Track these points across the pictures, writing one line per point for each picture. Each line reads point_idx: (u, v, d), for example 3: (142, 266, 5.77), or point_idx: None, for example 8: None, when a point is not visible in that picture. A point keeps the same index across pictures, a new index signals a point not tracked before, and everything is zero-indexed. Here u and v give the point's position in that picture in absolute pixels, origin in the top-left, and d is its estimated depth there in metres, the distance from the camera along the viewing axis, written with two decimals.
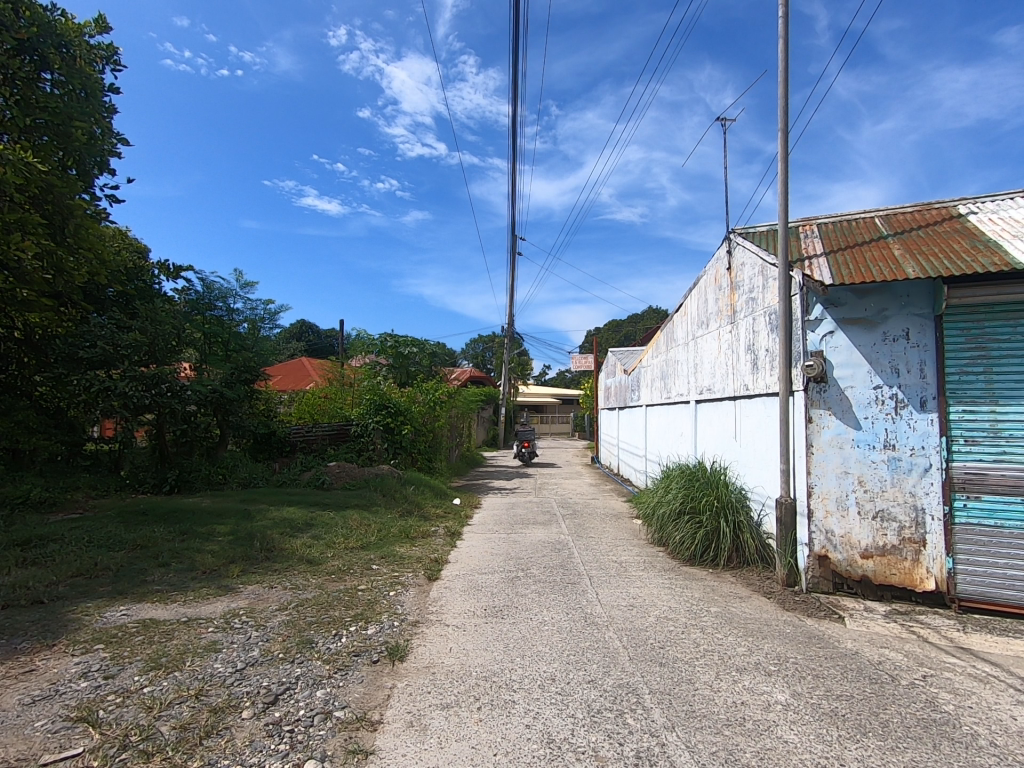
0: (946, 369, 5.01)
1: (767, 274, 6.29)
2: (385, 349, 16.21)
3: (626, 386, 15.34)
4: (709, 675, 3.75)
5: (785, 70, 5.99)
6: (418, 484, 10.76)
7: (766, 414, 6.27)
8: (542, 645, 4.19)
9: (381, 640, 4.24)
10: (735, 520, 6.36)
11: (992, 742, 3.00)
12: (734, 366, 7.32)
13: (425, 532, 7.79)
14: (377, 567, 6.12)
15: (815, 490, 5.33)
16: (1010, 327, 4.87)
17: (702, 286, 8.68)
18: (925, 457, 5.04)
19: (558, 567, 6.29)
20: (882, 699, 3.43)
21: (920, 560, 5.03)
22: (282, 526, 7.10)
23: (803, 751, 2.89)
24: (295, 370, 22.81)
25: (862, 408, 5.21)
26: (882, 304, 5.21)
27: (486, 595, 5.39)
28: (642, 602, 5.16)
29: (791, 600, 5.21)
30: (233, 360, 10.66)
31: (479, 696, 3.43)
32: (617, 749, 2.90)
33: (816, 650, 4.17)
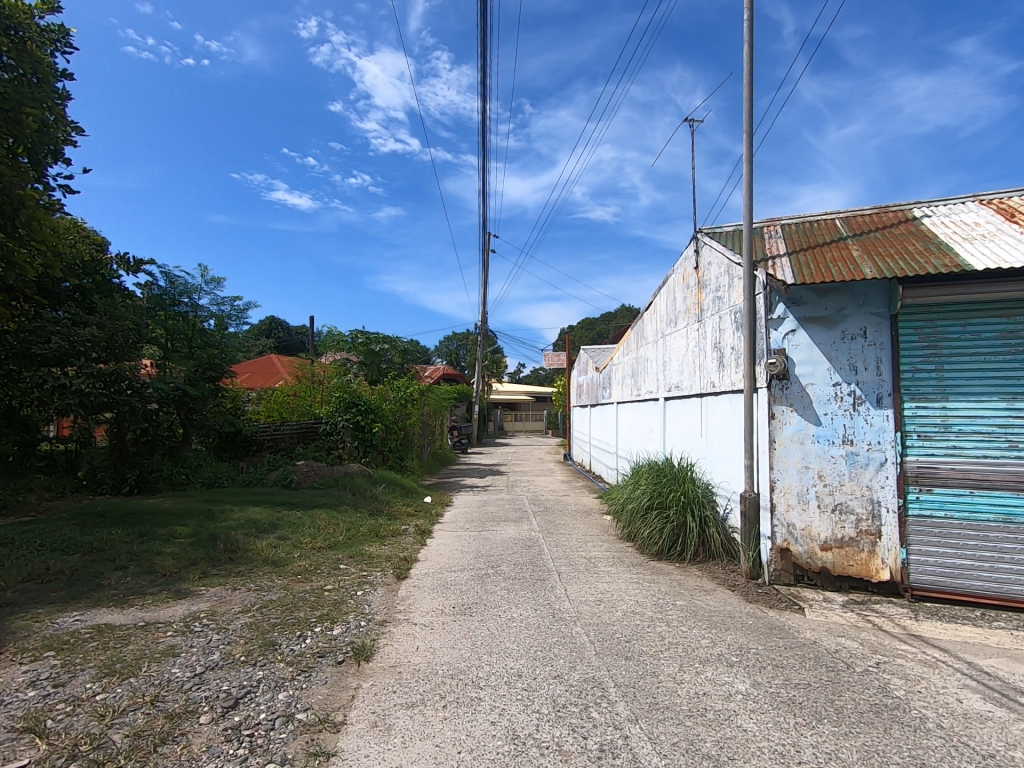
0: (901, 367, 5.18)
1: (733, 273, 6.41)
2: (356, 346, 15.99)
3: (597, 383, 15.45)
4: (673, 667, 3.81)
5: (749, 74, 6.11)
6: (388, 483, 10.65)
7: (732, 410, 6.39)
8: (510, 641, 4.20)
9: (346, 640, 4.19)
10: (702, 514, 6.48)
11: (939, 724, 3.12)
12: (701, 363, 7.44)
13: (395, 531, 7.72)
14: (345, 567, 6.04)
15: (778, 484, 5.47)
16: (961, 325, 5.05)
17: (671, 284, 8.79)
18: (882, 452, 5.21)
19: (528, 564, 6.31)
20: (837, 687, 3.54)
21: (877, 551, 5.20)
22: (246, 527, 6.95)
23: (761, 739, 2.97)
24: (263, 367, 22.35)
25: (821, 404, 5.36)
26: (842, 302, 5.36)
27: (455, 593, 5.35)
28: (609, 597, 5.22)
29: (754, 592, 5.34)
30: (197, 357, 10.39)
31: (445, 694, 3.42)
32: (581, 743, 2.92)
33: (776, 640, 4.28)
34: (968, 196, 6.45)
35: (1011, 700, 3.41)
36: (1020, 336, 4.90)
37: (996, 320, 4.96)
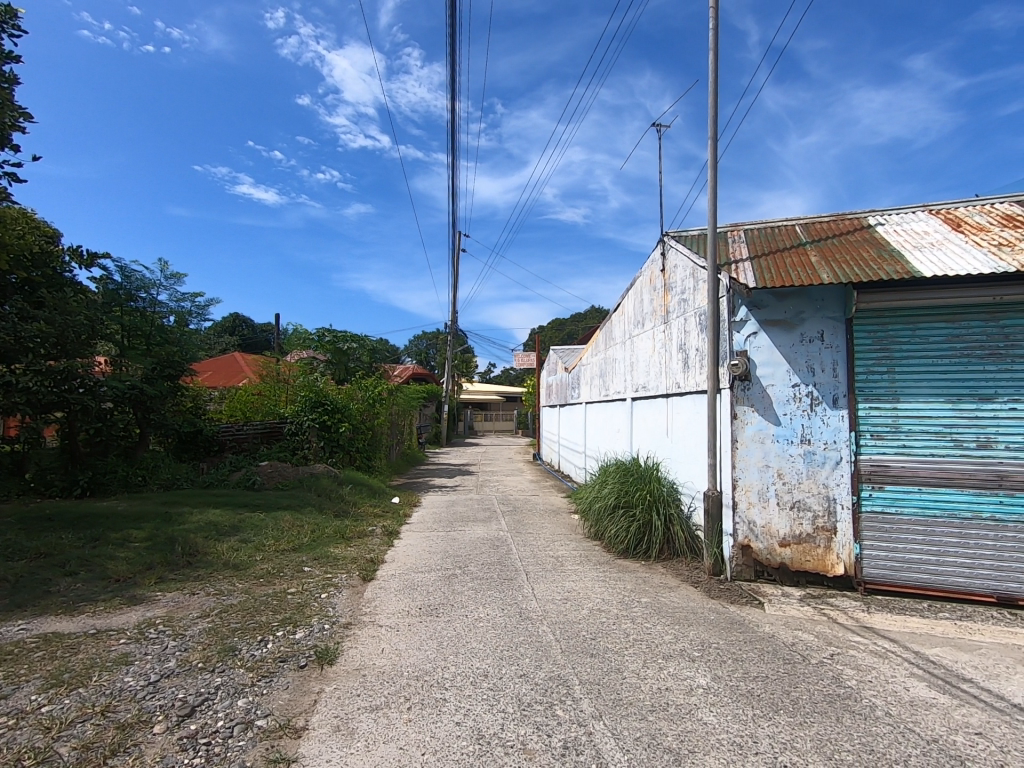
0: (856, 369, 5.38)
1: (698, 276, 6.55)
2: (323, 345, 15.74)
3: (567, 383, 15.56)
4: (637, 663, 3.87)
5: (714, 82, 6.25)
6: (355, 484, 10.50)
7: (696, 410, 6.53)
8: (476, 642, 4.20)
9: (309, 644, 4.11)
10: (667, 512, 6.59)
11: (887, 712, 3.26)
12: (667, 363, 7.58)
13: (361, 533, 7.62)
14: (310, 569, 5.94)
15: (739, 482, 5.61)
16: (910, 330, 5.27)
17: (638, 286, 8.92)
18: (837, 451, 5.40)
19: (495, 563, 6.31)
20: (793, 678, 3.66)
21: (832, 547, 5.38)
22: (206, 529, 6.75)
23: (720, 731, 3.05)
24: (226, 365, 21.77)
25: (781, 404, 5.52)
26: (800, 306, 5.53)
27: (421, 593, 5.33)
28: (576, 595, 5.27)
29: (716, 588, 5.46)
30: (155, 354, 9.99)
31: (410, 696, 3.39)
32: (545, 741, 2.94)
33: (737, 635, 4.39)
34: (919, 206, 6.75)
35: (954, 686, 3.58)
36: (964, 340, 5.14)
37: (943, 325, 5.19)
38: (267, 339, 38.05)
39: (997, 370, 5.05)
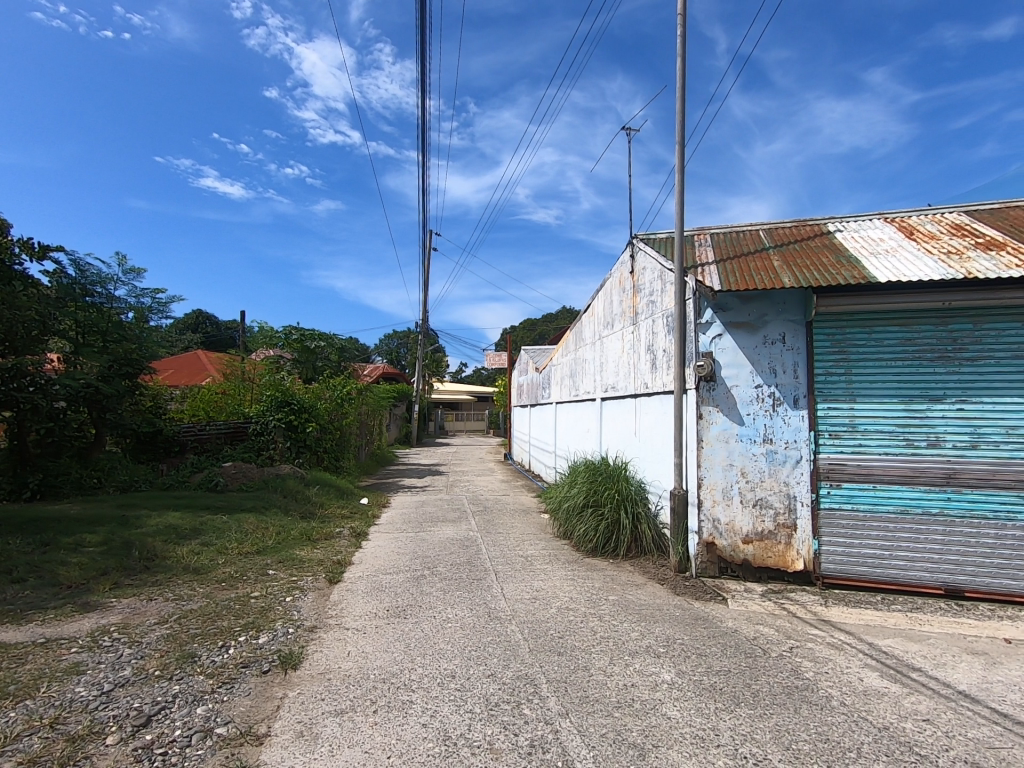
0: (815, 370, 5.56)
1: (665, 279, 6.65)
2: (290, 343, 15.42)
3: (538, 383, 15.63)
4: (603, 660, 3.91)
5: (682, 88, 6.37)
6: (322, 485, 10.32)
7: (663, 410, 6.63)
8: (444, 643, 4.18)
9: (272, 649, 4.02)
10: (635, 511, 6.68)
11: (842, 702, 3.38)
12: (636, 364, 7.68)
13: (328, 534, 7.50)
14: (274, 572, 5.81)
15: (704, 481, 5.73)
16: (866, 333, 5.47)
17: (608, 287, 9.01)
18: (798, 450, 5.56)
19: (465, 564, 6.29)
20: (754, 671, 3.75)
21: (792, 543, 5.55)
22: (165, 533, 6.54)
23: (683, 725, 3.11)
24: (188, 363, 21.15)
25: (744, 404, 5.66)
26: (763, 309, 5.68)
27: (389, 595, 5.28)
28: (545, 594, 5.30)
29: (682, 585, 5.57)
30: (112, 351, 9.55)
31: (375, 698, 3.35)
32: (511, 740, 2.95)
33: (701, 630, 4.48)
34: (875, 214, 7.01)
35: (904, 675, 3.73)
36: (916, 343, 5.35)
37: (897, 328, 5.40)
38: (233, 336, 36.94)
39: (947, 372, 5.27)
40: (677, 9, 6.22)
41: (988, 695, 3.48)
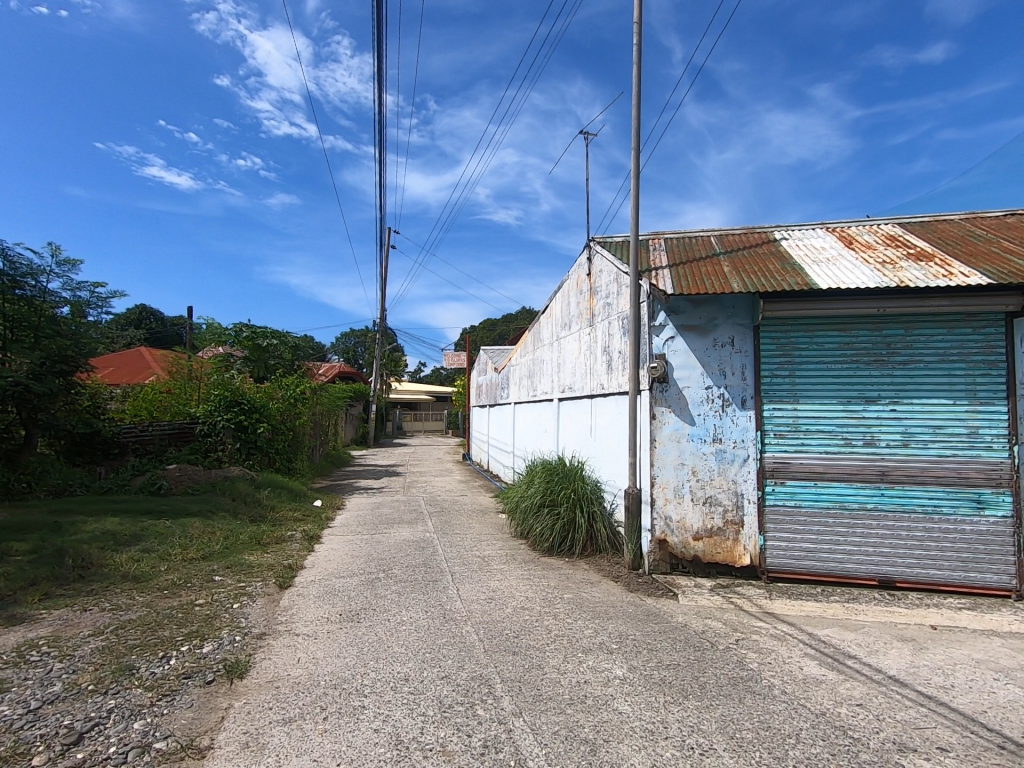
0: (761, 372, 5.78)
1: (621, 281, 6.78)
2: (240, 340, 14.89)
3: (496, 383, 15.64)
4: (557, 658, 3.95)
5: (638, 96, 6.50)
6: (273, 487, 10.03)
7: (619, 411, 6.76)
8: (398, 646, 4.13)
9: (217, 658, 3.88)
10: (590, 510, 6.78)
11: (783, 690, 3.53)
12: (592, 365, 7.79)
13: (279, 538, 7.29)
14: (221, 578, 5.61)
15: (657, 479, 5.87)
16: (809, 337, 5.73)
17: (565, 288, 9.10)
18: (745, 449, 5.77)
19: (420, 565, 6.24)
20: (702, 664, 3.87)
21: (739, 539, 5.75)
22: (102, 539, 6.20)
23: (634, 719, 3.17)
24: (130, 360, 20.18)
25: (695, 405, 5.83)
26: (713, 313, 5.86)
27: (342, 599, 5.18)
28: (501, 594, 5.32)
29: (635, 581, 5.69)
30: (44, 348, 8.97)
31: (326, 705, 3.28)
32: (464, 741, 2.94)
33: (652, 626, 4.59)
34: (817, 224, 7.34)
35: (841, 663, 3.92)
36: (854, 347, 5.65)
37: (836, 333, 5.68)
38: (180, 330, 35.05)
39: (881, 374, 5.58)
40: (633, 17, 6.35)
41: (915, 678, 3.70)
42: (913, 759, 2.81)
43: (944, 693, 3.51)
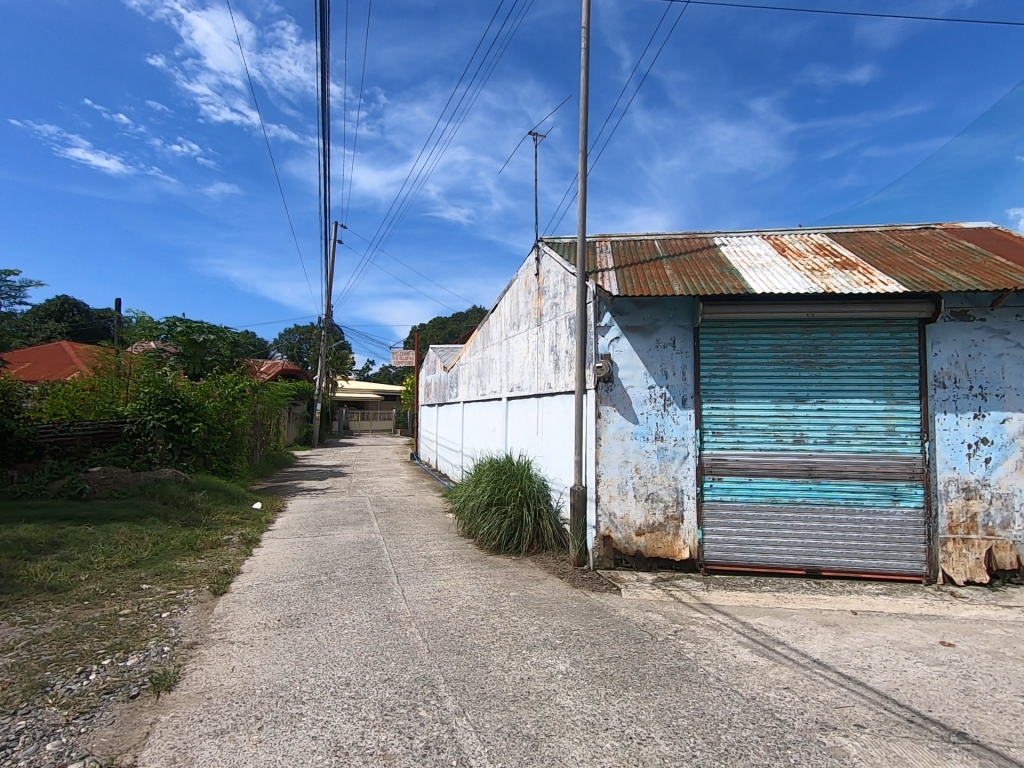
0: (700, 373, 6.00)
1: (568, 282, 6.87)
2: (173, 335, 14.05)
3: (445, 382, 15.54)
4: (501, 656, 3.96)
5: (586, 100, 6.61)
6: (209, 490, 9.58)
7: (565, 410, 6.85)
8: (340, 650, 4.03)
9: (142, 671, 3.67)
10: (537, 508, 6.84)
11: (717, 677, 3.68)
12: (540, 364, 7.86)
13: (214, 543, 6.97)
14: (149, 586, 5.31)
15: (602, 477, 5.99)
16: (744, 339, 5.99)
17: (514, 288, 9.14)
18: (685, 447, 5.97)
19: (364, 567, 6.12)
20: (642, 656, 3.98)
21: (679, 533, 5.94)
22: (14, 548, 5.73)
23: (575, 712, 3.23)
24: (49, 355, 18.79)
25: (638, 404, 5.99)
26: (656, 315, 6.04)
27: (282, 604, 5.01)
28: (446, 594, 5.28)
29: (580, 578, 5.78)
30: None
31: (261, 714, 3.17)
32: (406, 743, 2.91)
33: (595, 620, 4.68)
34: (754, 231, 7.68)
35: (771, 649, 4.13)
36: (785, 349, 5.95)
37: (770, 335, 5.96)
38: (95, 321, 31.37)
39: (810, 375, 5.90)
40: (582, 22, 6.45)
41: (837, 661, 3.94)
42: (833, 736, 2.99)
43: (862, 673, 3.75)
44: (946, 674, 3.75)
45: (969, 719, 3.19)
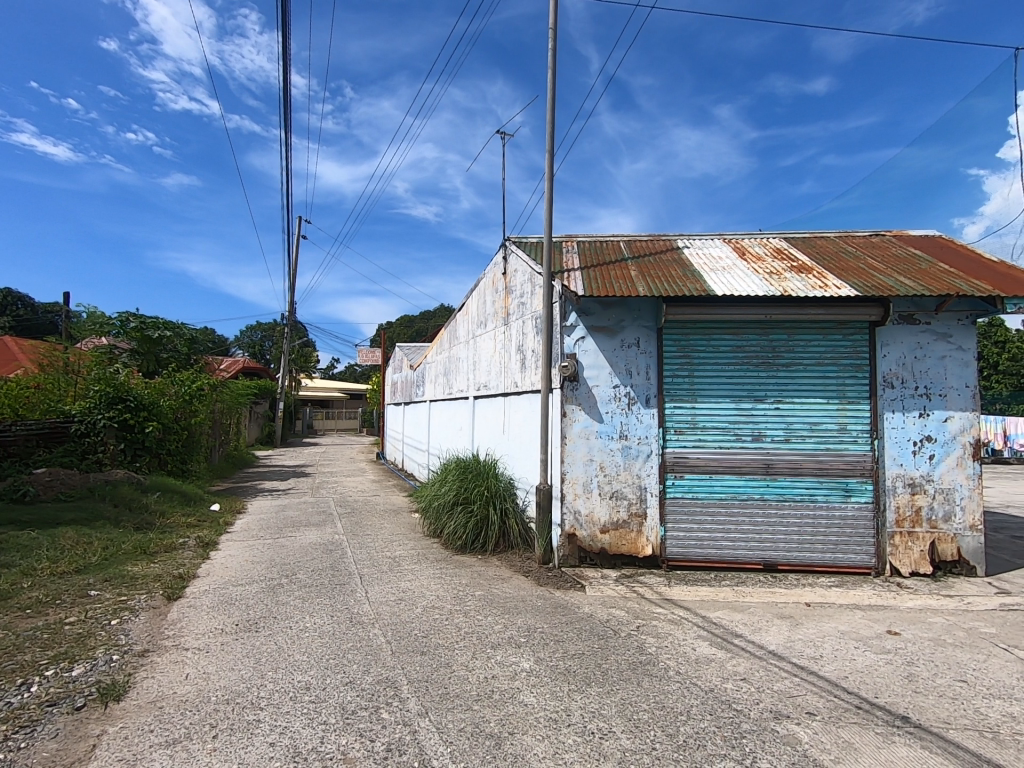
0: (663, 373, 6.11)
1: (535, 282, 6.90)
2: (126, 331, 13.47)
3: (412, 381, 15.38)
4: (465, 656, 3.95)
5: (552, 101, 6.64)
6: (163, 491, 9.24)
7: (531, 409, 6.88)
8: (300, 654, 3.94)
9: (88, 681, 3.51)
10: (503, 507, 6.84)
11: (677, 670, 3.75)
12: (506, 363, 7.86)
13: (169, 546, 6.72)
14: (98, 592, 5.09)
15: (567, 475, 6.04)
16: (705, 340, 6.13)
17: (481, 286, 9.11)
18: (648, 445, 6.07)
19: (326, 569, 6.01)
20: (605, 652, 4.03)
21: (643, 530, 6.04)
22: None
23: (538, 709, 3.24)
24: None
25: (603, 403, 6.06)
26: (621, 315, 6.12)
27: (239, 608, 4.87)
28: (411, 595, 5.22)
29: (545, 576, 5.81)
30: None
31: (216, 722, 3.07)
32: (367, 746, 2.87)
33: (559, 617, 4.72)
34: (715, 235, 7.86)
35: (729, 642, 4.23)
36: (744, 350, 6.11)
37: (730, 336, 6.12)
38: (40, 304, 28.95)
39: (767, 375, 6.08)
40: (549, 23, 6.47)
41: (791, 652, 4.07)
42: (786, 724, 3.09)
43: (814, 663, 3.89)
44: (892, 662, 3.92)
45: (912, 704, 3.34)
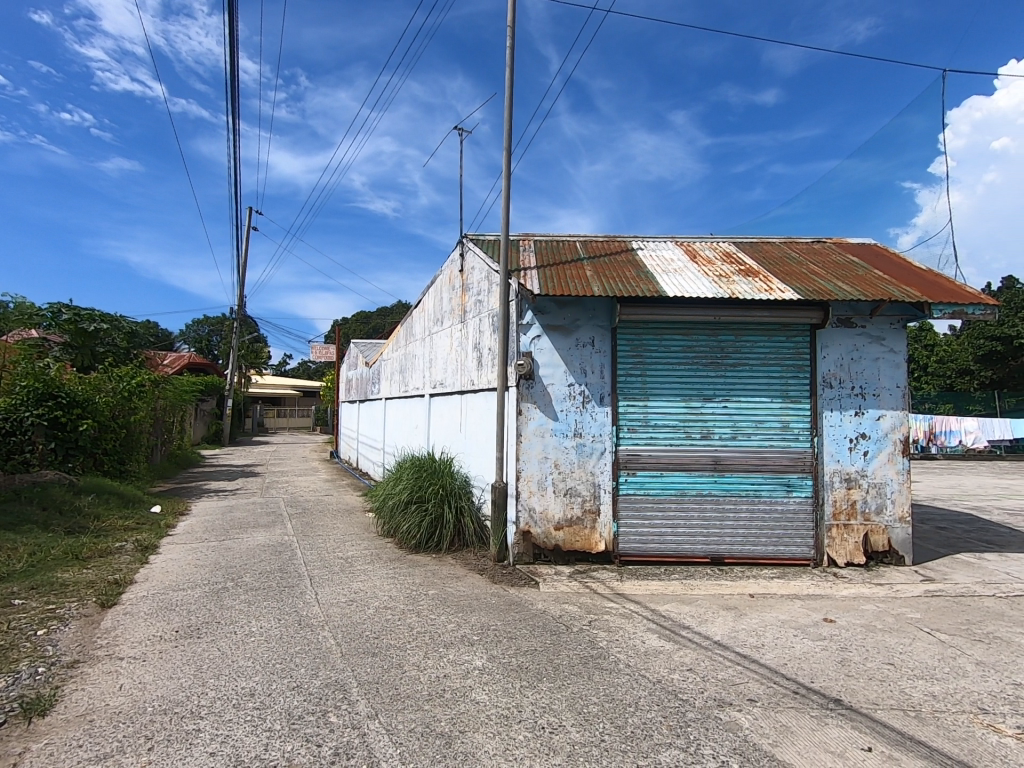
0: (617, 371, 6.22)
1: (492, 280, 6.89)
2: (58, 323, 12.65)
3: (367, 379, 15.11)
4: (417, 656, 3.91)
5: (510, 99, 6.64)
6: (99, 493, 8.75)
7: (487, 406, 6.87)
8: (244, 659, 3.82)
9: (10, 696, 3.28)
10: (458, 505, 6.81)
11: (626, 663, 3.83)
12: (463, 361, 7.83)
13: (103, 551, 6.37)
14: (23, 601, 4.77)
15: (522, 473, 6.06)
16: (657, 340, 6.27)
17: (438, 283, 9.03)
18: (602, 442, 6.17)
19: (275, 571, 5.83)
20: (556, 647, 4.07)
21: (596, 526, 6.14)
22: None
23: (489, 707, 3.25)
24: None
25: (558, 401, 6.12)
26: (576, 314, 6.19)
27: (180, 614, 4.66)
28: (362, 596, 5.13)
29: (499, 573, 5.83)
30: None
31: (152, 733, 2.94)
32: (313, 752, 2.80)
33: (512, 614, 4.74)
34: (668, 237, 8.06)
35: (677, 634, 4.35)
36: (694, 350, 6.29)
37: (680, 337, 6.28)
38: None
39: (716, 375, 6.28)
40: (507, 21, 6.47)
41: (735, 641, 4.22)
42: (729, 711, 3.21)
43: (756, 651, 4.05)
44: (827, 647, 4.13)
45: (844, 687, 3.52)
